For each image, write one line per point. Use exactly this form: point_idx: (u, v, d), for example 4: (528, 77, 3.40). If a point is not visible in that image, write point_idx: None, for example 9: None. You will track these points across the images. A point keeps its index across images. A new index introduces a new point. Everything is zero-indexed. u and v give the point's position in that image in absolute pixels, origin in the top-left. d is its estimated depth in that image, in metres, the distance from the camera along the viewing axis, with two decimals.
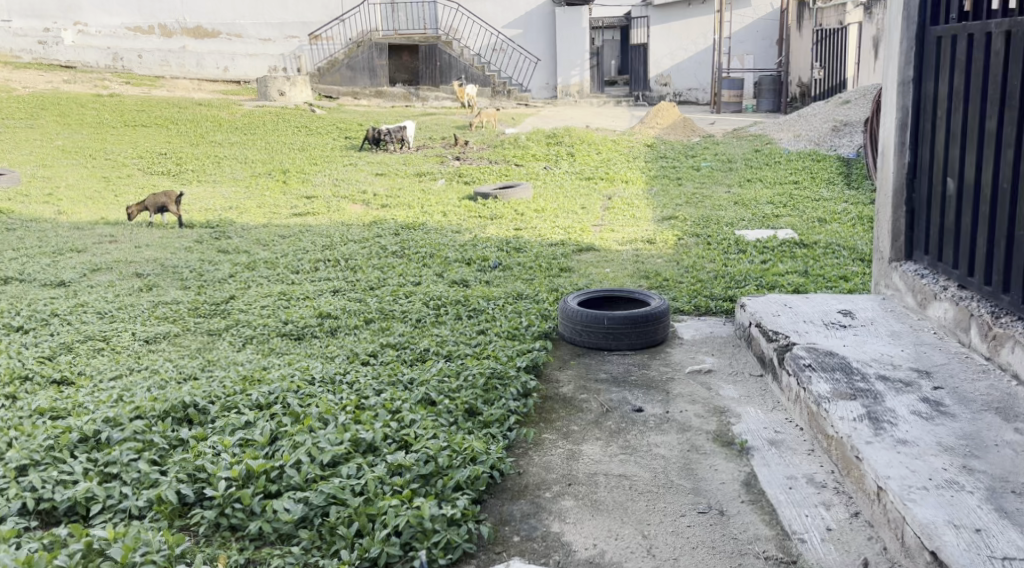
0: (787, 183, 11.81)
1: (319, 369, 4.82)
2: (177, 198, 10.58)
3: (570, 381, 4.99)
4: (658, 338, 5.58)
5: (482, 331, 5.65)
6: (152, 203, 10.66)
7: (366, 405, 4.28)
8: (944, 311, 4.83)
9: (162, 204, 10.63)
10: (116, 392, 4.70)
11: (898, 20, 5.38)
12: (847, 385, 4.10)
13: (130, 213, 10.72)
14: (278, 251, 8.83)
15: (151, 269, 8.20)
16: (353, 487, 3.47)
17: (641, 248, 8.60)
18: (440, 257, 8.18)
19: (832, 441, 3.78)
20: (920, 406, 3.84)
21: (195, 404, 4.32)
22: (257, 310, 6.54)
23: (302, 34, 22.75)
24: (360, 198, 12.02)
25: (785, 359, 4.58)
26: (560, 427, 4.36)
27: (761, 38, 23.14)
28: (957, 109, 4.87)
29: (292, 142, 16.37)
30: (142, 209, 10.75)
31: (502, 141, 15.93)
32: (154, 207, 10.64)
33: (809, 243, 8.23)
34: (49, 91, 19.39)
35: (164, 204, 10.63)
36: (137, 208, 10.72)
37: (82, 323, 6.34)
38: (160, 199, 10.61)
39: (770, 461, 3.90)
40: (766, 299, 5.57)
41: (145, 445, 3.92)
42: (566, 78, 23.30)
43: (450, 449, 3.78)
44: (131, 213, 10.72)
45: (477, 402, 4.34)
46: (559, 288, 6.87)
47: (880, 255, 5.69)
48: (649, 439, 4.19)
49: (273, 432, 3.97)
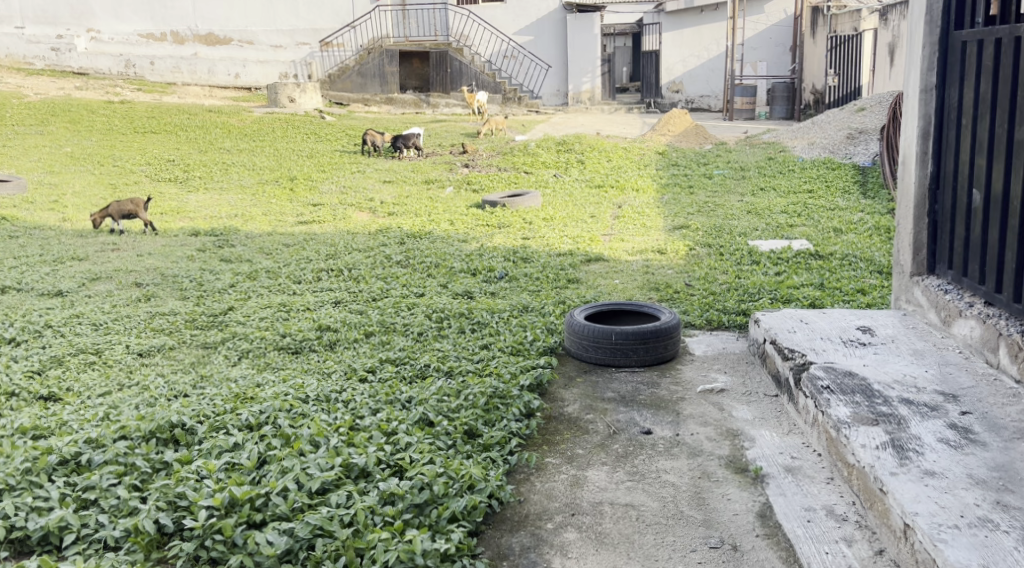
0: (802, 192, 11.54)
1: (314, 388, 4.60)
2: (143, 204, 10.39)
3: (576, 399, 4.78)
4: (667, 356, 5.35)
5: (484, 345, 5.44)
6: (117, 211, 10.44)
7: (360, 427, 4.07)
8: (970, 329, 4.60)
9: (128, 212, 10.39)
10: (102, 411, 4.47)
11: (919, 24, 5.17)
12: (868, 409, 3.88)
13: (94, 221, 10.54)
14: (280, 260, 8.66)
15: (151, 280, 8.01)
16: (342, 518, 3.26)
17: (651, 258, 8.38)
18: (445, 267, 7.96)
19: (852, 471, 3.56)
20: (947, 434, 3.60)
21: (182, 424, 4.10)
22: (255, 323, 6.32)
23: (313, 40, 22.50)
24: (367, 206, 11.86)
25: (802, 379, 4.36)
26: (564, 450, 4.13)
27: (774, 45, 22.86)
28: (984, 117, 4.64)
29: (301, 148, 16.22)
30: (107, 217, 10.53)
31: (512, 148, 15.73)
32: (119, 214, 10.42)
33: (826, 254, 7.99)
34: (61, 98, 19.33)
35: (129, 211, 10.42)
36: (101, 215, 10.51)
37: (75, 335, 6.13)
38: (126, 206, 10.40)
39: (786, 490, 3.67)
40: (781, 314, 5.34)
41: (126, 469, 3.70)
42: (577, 85, 22.76)
43: (447, 475, 3.56)
44: (96, 221, 10.56)
45: (477, 423, 4.13)
46: (567, 300, 6.65)
47: (900, 269, 5.46)
48: (657, 464, 3.96)
49: (261, 456, 3.75)
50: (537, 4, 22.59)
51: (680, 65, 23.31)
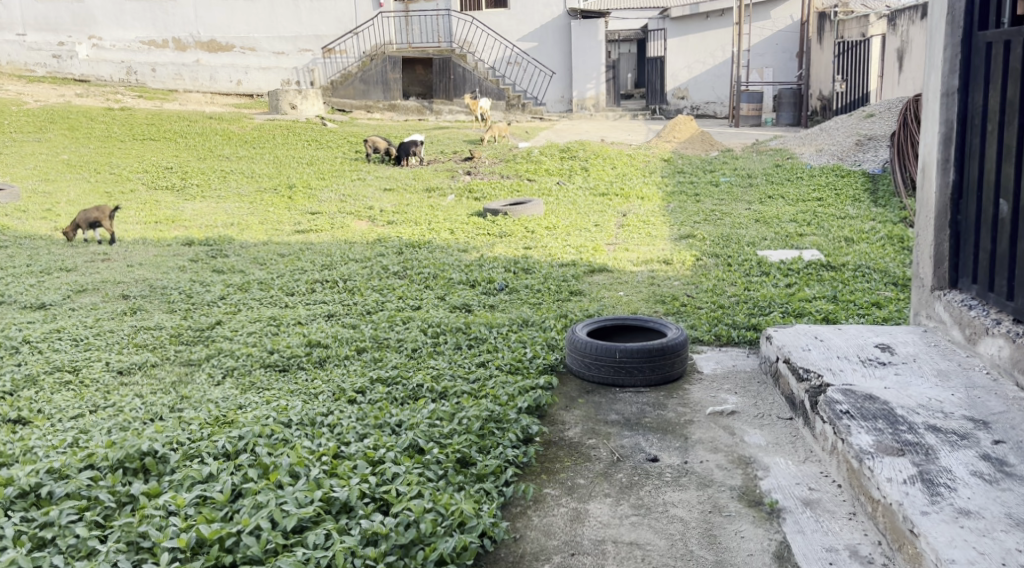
0: (811, 200, 11.25)
1: (298, 411, 4.26)
2: (109, 212, 10.12)
3: (577, 422, 4.49)
4: (674, 374, 5.05)
5: (482, 363, 5.15)
6: (83, 220, 10.18)
7: (346, 455, 3.75)
8: (998, 349, 4.32)
9: (94, 220, 10.12)
10: (71, 436, 4.09)
11: (942, 25, 4.91)
12: (892, 437, 3.59)
13: (64, 233, 10.27)
14: (274, 271, 8.38)
15: (138, 291, 7.73)
16: (319, 562, 2.97)
17: (657, 269, 8.09)
18: (443, 279, 7.67)
19: (878, 507, 3.26)
20: (981, 466, 3.32)
21: (153, 451, 3.72)
22: (243, 338, 5.99)
23: (315, 47, 22.32)
24: (366, 214, 11.59)
25: (819, 403, 4.08)
26: (564, 480, 3.84)
27: (780, 51, 22.63)
28: (1012, 123, 4.36)
29: (303, 155, 15.96)
30: (77, 228, 10.28)
31: (515, 155, 15.44)
32: (85, 223, 10.16)
33: (838, 264, 7.70)
34: (61, 105, 19.10)
35: (96, 220, 10.16)
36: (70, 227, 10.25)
37: (52, 352, 5.79)
38: (91, 214, 10.13)
39: (805, 528, 3.37)
40: (794, 331, 5.05)
41: (89, 503, 3.36)
42: (580, 91, 22.42)
43: (436, 512, 3.28)
44: (66, 233, 10.27)
45: (471, 451, 3.84)
46: (569, 314, 6.35)
47: (921, 282, 5.19)
48: (664, 496, 3.67)
49: (236, 488, 3.43)
50: (541, 9, 22.29)
51: (686, 71, 23.01)
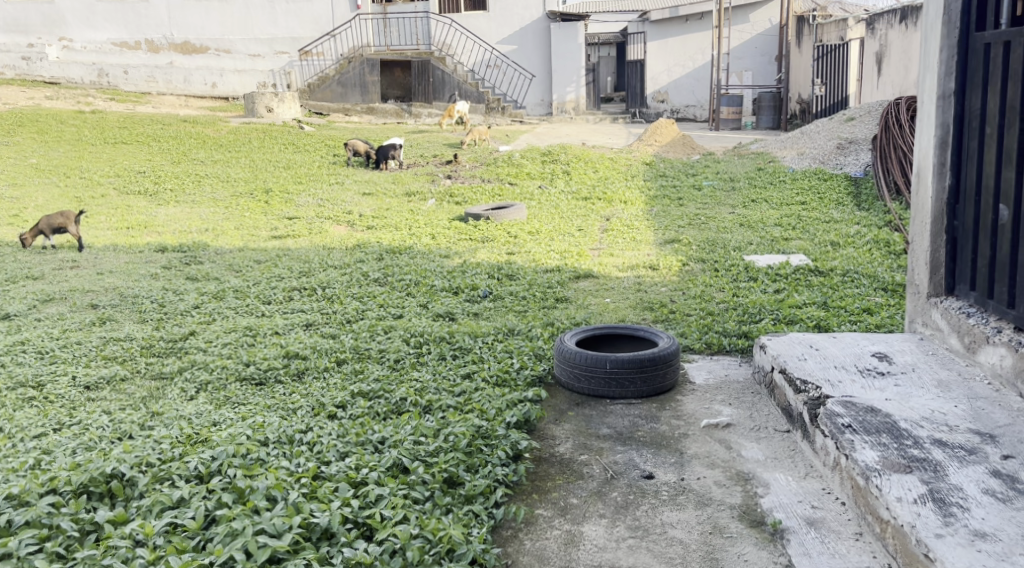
0: (795, 204, 11.14)
1: (274, 428, 4.05)
2: (75, 217, 9.85)
3: (568, 437, 4.32)
4: (666, 385, 4.89)
5: (467, 375, 4.98)
6: (47, 225, 9.91)
7: (326, 476, 3.56)
8: (1000, 358, 4.20)
9: (58, 225, 9.85)
10: (33, 457, 3.87)
11: (937, 25, 4.80)
12: (898, 452, 3.45)
13: (25, 239, 9.99)
14: (250, 278, 8.16)
15: (107, 300, 7.49)
16: None
17: (643, 275, 7.96)
18: (425, 286, 7.48)
19: (887, 528, 3.14)
20: (992, 484, 3.19)
21: (120, 474, 3.51)
22: (218, 349, 5.77)
23: (292, 49, 22.04)
24: (345, 219, 11.38)
25: (819, 416, 3.93)
26: (556, 500, 3.67)
27: (759, 55, 22.61)
28: (1012, 126, 4.25)
29: (278, 159, 15.70)
30: (38, 234, 10.00)
31: (496, 159, 15.26)
32: (49, 228, 9.88)
33: (826, 269, 7.59)
34: (30, 108, 18.74)
35: (61, 225, 9.89)
36: (32, 233, 9.98)
37: (15, 366, 5.56)
38: (56, 219, 9.86)
39: (811, 550, 3.24)
40: (788, 340, 4.89)
41: (51, 533, 3.16)
42: (561, 95, 22.08)
43: (423, 538, 3.12)
44: (27, 238, 9.98)
45: (459, 470, 3.67)
46: (555, 322, 6.17)
47: (915, 288, 5.07)
48: (663, 517, 3.51)
49: (210, 514, 3.24)
50: (520, 12, 21.98)
51: (666, 75, 22.92)
